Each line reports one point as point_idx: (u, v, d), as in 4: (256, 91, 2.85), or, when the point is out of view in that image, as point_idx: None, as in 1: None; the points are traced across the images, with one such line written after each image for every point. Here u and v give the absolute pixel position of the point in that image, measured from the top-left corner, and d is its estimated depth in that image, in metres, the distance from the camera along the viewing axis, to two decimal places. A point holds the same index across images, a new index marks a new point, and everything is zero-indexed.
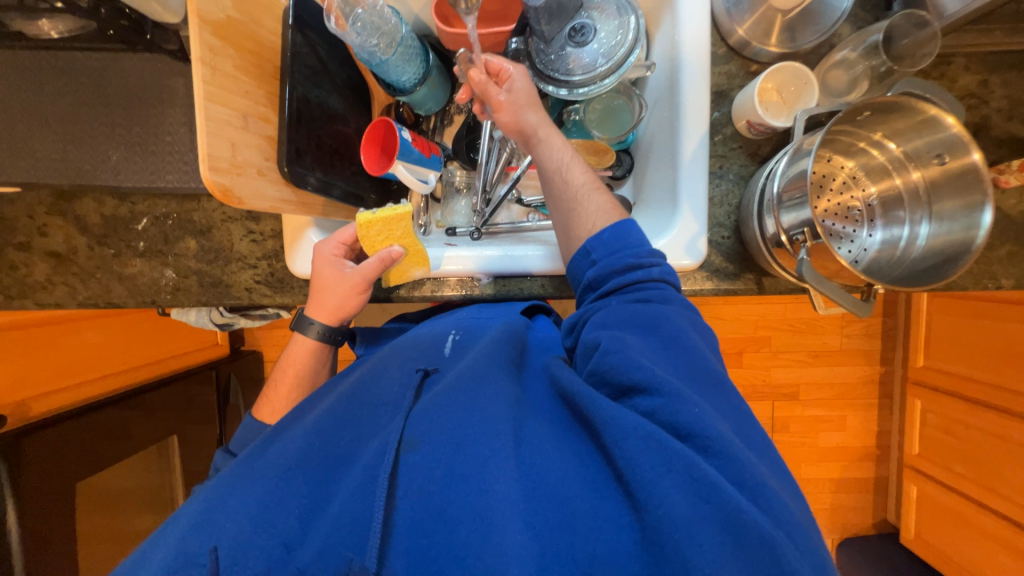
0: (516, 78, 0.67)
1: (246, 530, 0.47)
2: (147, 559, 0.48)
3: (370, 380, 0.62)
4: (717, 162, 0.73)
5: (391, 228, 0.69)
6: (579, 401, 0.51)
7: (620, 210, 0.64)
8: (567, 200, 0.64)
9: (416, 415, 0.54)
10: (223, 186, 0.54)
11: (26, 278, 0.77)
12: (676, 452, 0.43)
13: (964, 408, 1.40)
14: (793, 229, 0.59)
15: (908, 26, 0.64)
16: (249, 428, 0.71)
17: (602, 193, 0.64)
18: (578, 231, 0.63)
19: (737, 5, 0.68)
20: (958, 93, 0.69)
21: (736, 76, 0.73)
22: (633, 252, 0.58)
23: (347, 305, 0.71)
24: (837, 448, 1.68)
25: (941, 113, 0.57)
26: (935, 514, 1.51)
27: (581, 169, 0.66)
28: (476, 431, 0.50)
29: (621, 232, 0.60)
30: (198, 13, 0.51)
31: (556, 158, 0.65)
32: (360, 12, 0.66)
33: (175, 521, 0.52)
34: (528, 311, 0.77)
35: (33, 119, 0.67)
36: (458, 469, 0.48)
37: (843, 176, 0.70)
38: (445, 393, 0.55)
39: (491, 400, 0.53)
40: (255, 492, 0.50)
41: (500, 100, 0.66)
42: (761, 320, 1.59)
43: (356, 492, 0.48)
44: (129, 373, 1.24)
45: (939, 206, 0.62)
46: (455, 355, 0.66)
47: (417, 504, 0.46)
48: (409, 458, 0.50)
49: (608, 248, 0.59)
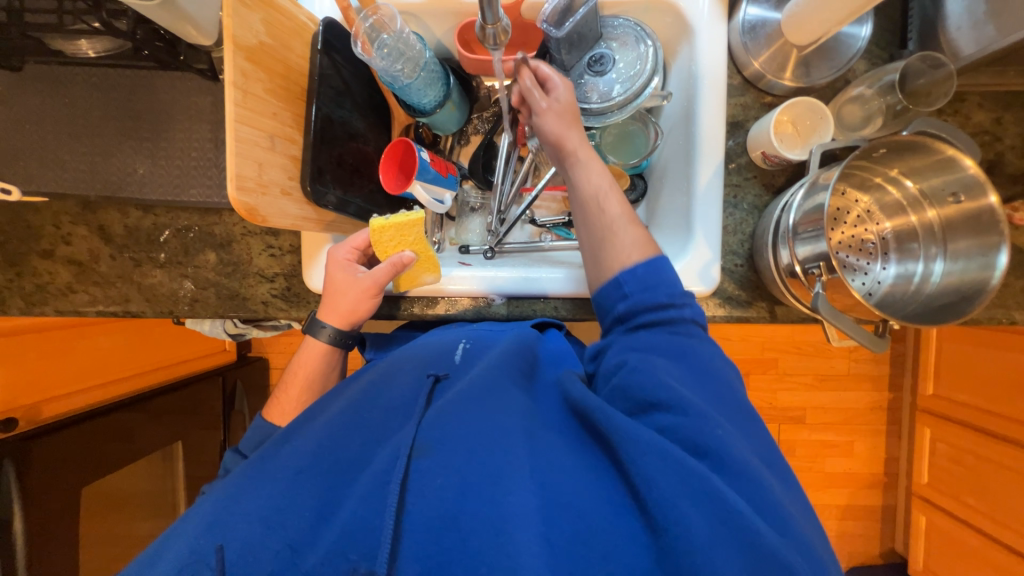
0: (561, 86, 0.66)
1: (257, 532, 0.47)
2: (158, 556, 0.48)
3: (380, 383, 0.61)
4: (731, 191, 0.74)
5: (404, 233, 0.68)
6: (593, 416, 0.51)
7: (653, 247, 0.61)
8: (600, 228, 0.62)
9: (428, 418, 0.54)
10: (249, 206, 0.56)
11: (48, 285, 0.78)
12: (695, 471, 0.44)
13: (973, 438, 1.38)
14: (808, 262, 0.59)
15: (924, 66, 0.65)
16: (258, 431, 0.70)
17: (636, 228, 0.61)
18: (609, 262, 0.60)
19: (753, 40, 0.70)
20: (971, 129, 0.70)
21: (751, 107, 0.74)
22: (666, 291, 0.57)
23: (356, 307, 0.70)
24: (844, 474, 1.66)
25: (959, 155, 0.57)
26: (944, 546, 1.48)
27: (618, 197, 0.63)
28: (490, 440, 0.50)
29: (655, 270, 0.58)
30: (233, 39, 0.53)
31: (593, 181, 0.63)
32: (385, 37, 0.69)
33: (185, 516, 0.52)
34: (540, 325, 0.75)
35: (64, 132, 0.69)
36: (474, 479, 0.48)
37: (858, 211, 0.70)
38: (457, 400, 0.55)
39: (504, 411, 0.54)
40: (265, 493, 0.50)
41: (541, 105, 0.66)
42: (768, 342, 1.59)
43: (367, 495, 0.48)
44: (142, 376, 1.26)
45: (954, 245, 0.63)
46: (467, 361, 0.65)
47: (428, 511, 0.46)
48: (420, 464, 0.49)
49: (641, 282, 0.58)
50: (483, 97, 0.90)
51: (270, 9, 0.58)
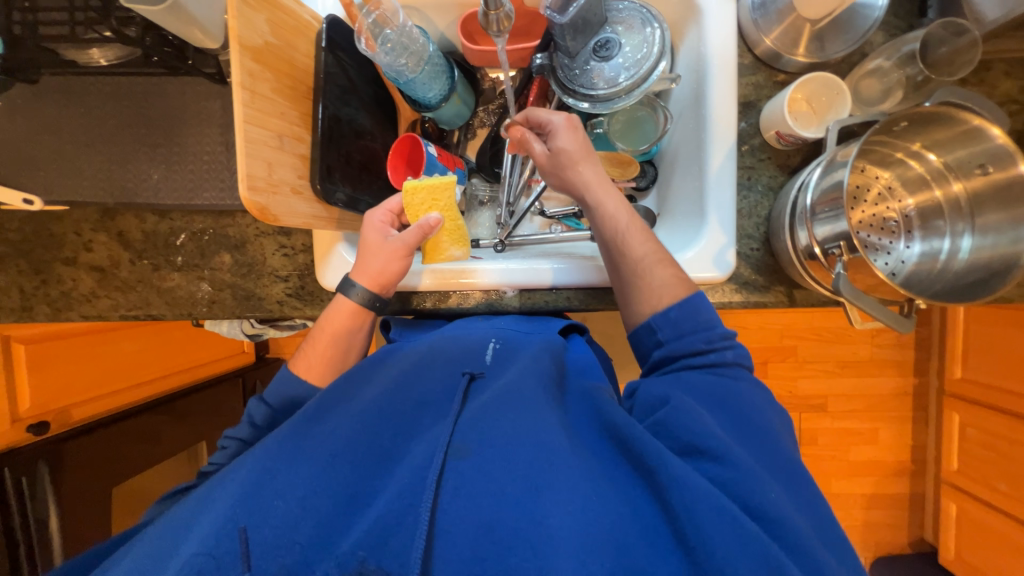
0: (559, 133, 0.64)
1: (292, 512, 0.49)
2: (197, 520, 0.51)
3: (412, 375, 0.61)
4: (745, 173, 0.72)
5: (435, 197, 0.69)
6: (632, 445, 0.51)
7: (686, 283, 0.61)
8: (627, 273, 0.63)
9: (464, 422, 0.55)
10: (260, 205, 0.56)
11: (72, 291, 0.80)
12: (749, 532, 0.44)
13: (1005, 422, 1.33)
14: (827, 242, 0.57)
15: (947, 34, 0.62)
16: (283, 381, 0.67)
17: (667, 266, 0.62)
18: (640, 306, 0.62)
19: (764, 16, 0.68)
20: (998, 99, 0.67)
21: (764, 86, 0.72)
22: (704, 337, 0.58)
23: (388, 268, 0.68)
24: (869, 462, 1.62)
25: (985, 124, 0.55)
26: (977, 534, 1.44)
27: (642, 237, 0.62)
28: (530, 445, 0.51)
29: (691, 309, 0.59)
30: (239, 40, 0.53)
31: (613, 228, 0.63)
32: (389, 32, 0.69)
33: (218, 482, 0.55)
34: (565, 330, 0.75)
35: (81, 141, 0.70)
36: (514, 493, 0.48)
37: (879, 187, 0.68)
38: (497, 405, 0.55)
39: (545, 424, 0.53)
40: (300, 474, 0.52)
41: (542, 158, 0.66)
42: (786, 330, 1.56)
43: (402, 492, 0.49)
44: (173, 377, 1.29)
45: (982, 219, 0.60)
46: (500, 362, 0.64)
47: (465, 514, 0.48)
48: (458, 466, 0.51)
49: (676, 328, 0.59)
50: (488, 89, 0.90)
51: (274, 9, 0.58)
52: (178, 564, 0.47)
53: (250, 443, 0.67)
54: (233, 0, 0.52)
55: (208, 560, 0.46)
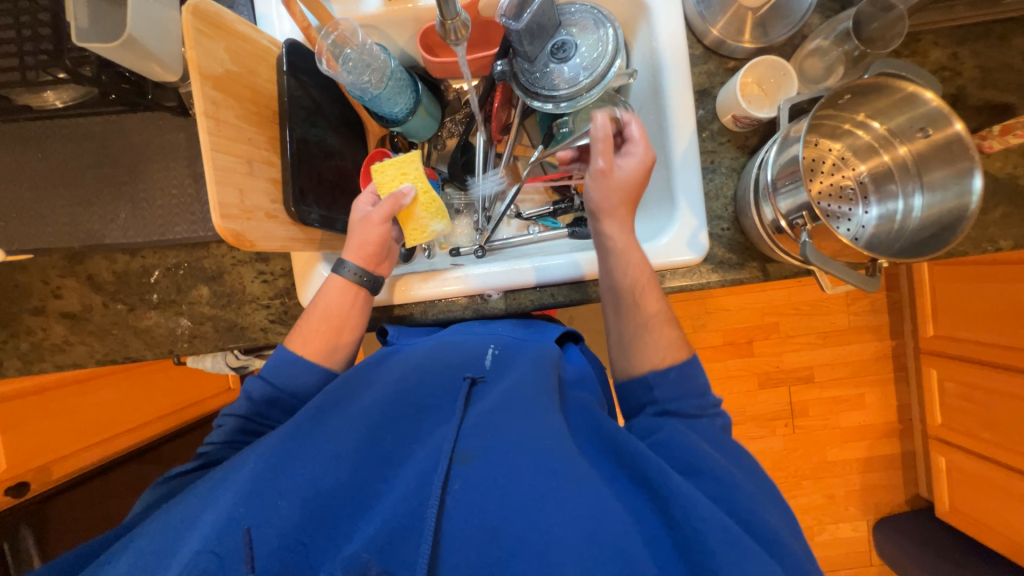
0: (628, 159, 0.65)
1: (297, 512, 0.50)
2: (198, 513, 0.51)
3: (411, 378, 0.62)
4: (708, 157, 0.75)
5: (405, 169, 0.72)
6: (637, 459, 0.52)
7: (684, 347, 0.64)
8: (635, 327, 0.65)
9: (468, 427, 0.56)
10: (235, 232, 0.56)
11: (43, 342, 0.78)
12: (752, 548, 0.45)
13: (979, 372, 1.40)
14: (792, 214, 0.60)
15: (876, 10, 0.66)
16: (281, 357, 0.67)
17: (669, 328, 0.65)
18: (640, 361, 0.64)
19: (708, 8, 0.72)
20: (931, 67, 0.72)
21: (716, 74, 0.76)
22: (698, 401, 0.60)
23: (370, 236, 0.68)
24: (859, 427, 1.67)
25: (920, 90, 0.59)
26: (968, 484, 1.49)
27: (654, 295, 0.65)
28: (534, 445, 0.52)
29: (686, 372, 0.62)
30: (199, 70, 0.53)
31: (632, 277, 0.64)
32: (349, 51, 0.71)
33: (218, 479, 0.55)
34: (562, 338, 0.76)
35: (41, 186, 0.69)
36: (516, 497, 0.49)
37: (832, 159, 0.72)
38: (502, 411, 0.57)
39: (551, 430, 0.54)
40: (305, 476, 0.53)
41: (601, 168, 0.63)
42: (767, 307, 1.60)
43: (407, 495, 0.51)
44: (156, 425, 1.24)
45: (929, 176, 0.64)
46: (500, 367, 0.66)
47: (468, 516, 0.49)
48: (463, 470, 0.52)
49: (672, 389, 0.61)
50: (453, 100, 0.91)
51: (233, 37, 0.59)
52: (179, 563, 0.46)
53: (247, 417, 0.65)
54: (191, 32, 0.52)
55: (209, 561, 0.46)
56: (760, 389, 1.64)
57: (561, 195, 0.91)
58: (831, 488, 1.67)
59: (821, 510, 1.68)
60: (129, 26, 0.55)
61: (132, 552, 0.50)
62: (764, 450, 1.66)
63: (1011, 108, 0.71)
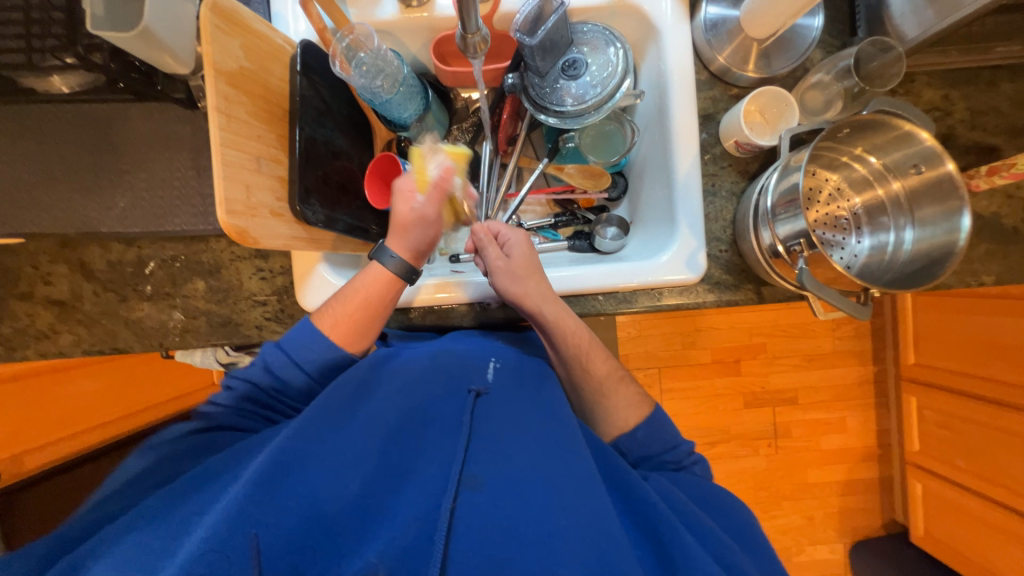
0: (515, 245, 0.72)
1: (301, 522, 0.51)
2: (203, 508, 0.52)
3: (419, 391, 0.65)
4: (709, 180, 0.77)
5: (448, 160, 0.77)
6: (641, 506, 0.58)
7: (645, 403, 0.71)
8: (594, 392, 0.72)
9: (475, 449, 0.59)
10: (239, 228, 0.55)
11: (28, 328, 0.76)
12: None
13: (958, 402, 1.43)
14: (790, 240, 0.62)
15: (875, 50, 0.70)
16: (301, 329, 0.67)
17: (627, 386, 0.72)
18: (610, 426, 0.71)
19: (716, 37, 0.74)
20: (924, 107, 0.75)
21: (721, 100, 0.78)
22: (671, 457, 0.69)
23: (425, 239, 0.73)
24: (840, 450, 1.70)
25: (916, 129, 0.61)
26: (944, 510, 1.52)
27: (602, 357, 0.73)
28: (539, 473, 0.57)
29: (647, 433, 0.69)
30: (214, 65, 0.53)
31: (578, 345, 0.70)
32: (363, 55, 0.71)
33: (226, 475, 0.56)
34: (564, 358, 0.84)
35: (38, 170, 0.67)
36: (523, 530, 0.53)
37: (829, 189, 0.74)
38: (512, 439, 0.61)
39: (558, 463, 0.58)
40: (313, 485, 0.54)
41: (497, 263, 0.70)
42: (755, 328, 1.63)
43: (416, 515, 0.53)
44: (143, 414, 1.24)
45: (921, 213, 0.66)
46: (504, 382, 0.68)
47: (476, 541, 0.52)
48: (471, 494, 0.55)
49: (645, 449, 0.69)
50: (461, 108, 0.92)
51: (249, 34, 0.59)
52: (179, 562, 0.46)
53: (257, 387, 0.68)
54: (207, 26, 0.52)
55: (219, 557, 0.46)
56: (745, 408, 1.66)
57: (563, 209, 0.91)
58: (810, 509, 1.69)
59: (800, 532, 1.69)
60: (146, 18, 0.54)
61: (135, 533, 0.51)
62: (747, 468, 1.67)
63: (997, 150, 0.74)
